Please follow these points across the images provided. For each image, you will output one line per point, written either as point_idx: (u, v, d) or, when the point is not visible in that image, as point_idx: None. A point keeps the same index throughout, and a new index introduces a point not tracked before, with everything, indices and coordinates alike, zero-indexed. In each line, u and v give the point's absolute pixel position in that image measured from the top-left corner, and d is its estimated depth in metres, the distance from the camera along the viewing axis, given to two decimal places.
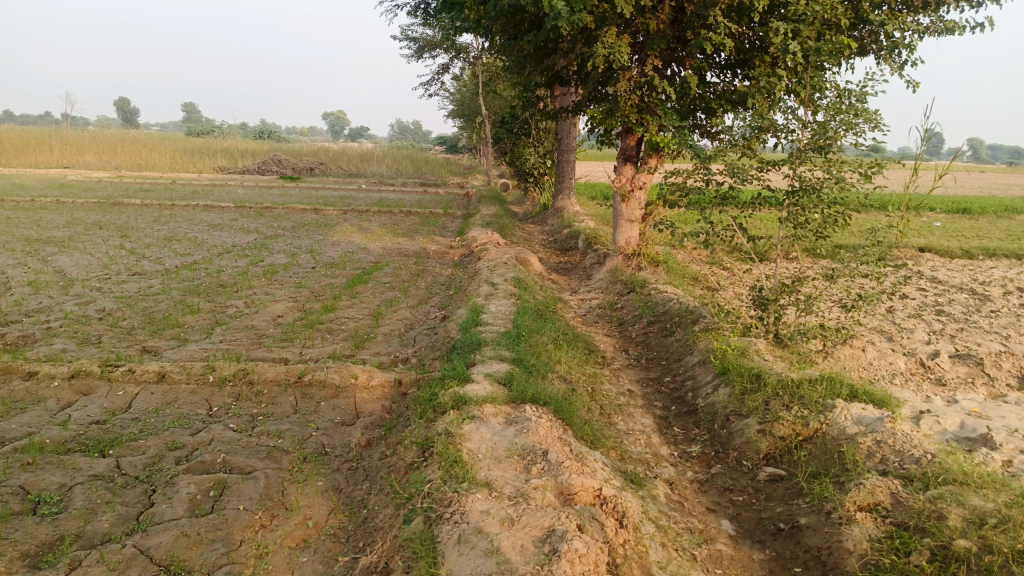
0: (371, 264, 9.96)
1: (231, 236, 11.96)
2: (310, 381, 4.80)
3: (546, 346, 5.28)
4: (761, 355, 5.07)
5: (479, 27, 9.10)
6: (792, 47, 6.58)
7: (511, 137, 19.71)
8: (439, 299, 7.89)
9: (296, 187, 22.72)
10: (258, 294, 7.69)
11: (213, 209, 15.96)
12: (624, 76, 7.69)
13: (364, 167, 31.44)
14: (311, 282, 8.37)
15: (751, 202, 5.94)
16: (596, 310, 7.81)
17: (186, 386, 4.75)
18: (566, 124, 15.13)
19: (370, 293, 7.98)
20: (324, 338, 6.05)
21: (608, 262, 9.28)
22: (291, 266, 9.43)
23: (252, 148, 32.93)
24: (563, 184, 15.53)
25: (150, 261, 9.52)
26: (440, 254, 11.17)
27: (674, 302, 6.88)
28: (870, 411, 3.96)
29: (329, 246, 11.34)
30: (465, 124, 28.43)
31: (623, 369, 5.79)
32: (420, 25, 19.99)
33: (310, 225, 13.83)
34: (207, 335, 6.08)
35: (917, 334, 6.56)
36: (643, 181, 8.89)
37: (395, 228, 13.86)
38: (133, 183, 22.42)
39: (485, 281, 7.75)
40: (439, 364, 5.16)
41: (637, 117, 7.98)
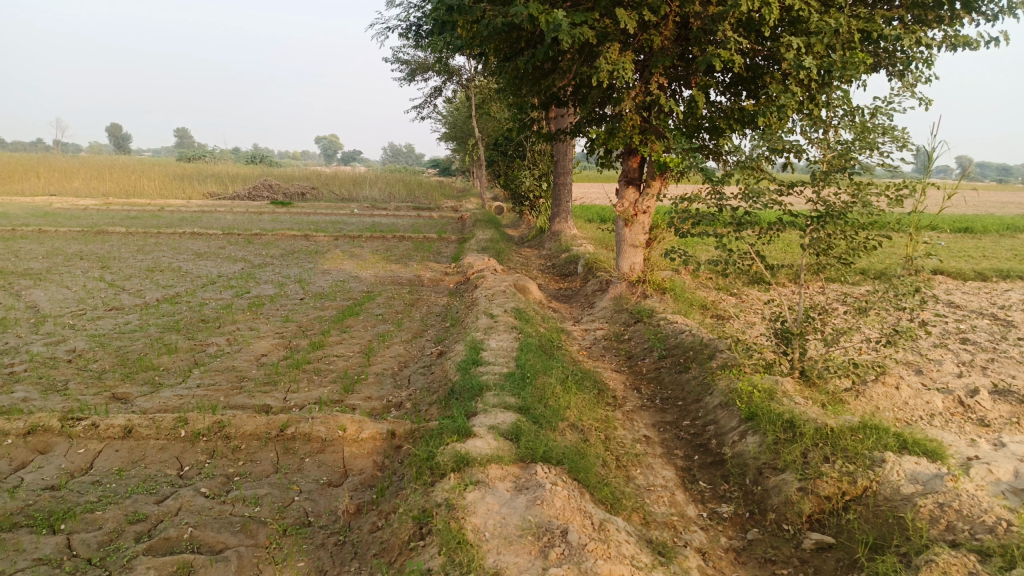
0: (363, 293, 9.50)
1: (217, 266, 11.49)
2: (293, 433, 4.30)
3: (554, 389, 4.82)
4: (791, 397, 4.62)
5: (472, 47, 8.70)
6: (806, 62, 6.21)
7: (506, 159, 19.35)
8: (435, 333, 7.43)
9: (287, 213, 22.30)
10: (242, 330, 7.20)
11: (201, 237, 15.51)
12: (627, 96, 7.32)
13: (357, 191, 31.07)
14: (300, 316, 7.90)
15: (771, 228, 5.51)
16: (602, 342, 7.35)
17: (155, 442, 4.26)
18: (562, 146, 14.79)
19: (362, 326, 7.52)
20: (311, 380, 5.57)
21: (611, 289, 8.85)
22: (278, 297, 8.95)
23: (243, 173, 32.52)
24: (560, 207, 15.14)
25: (129, 294, 9.04)
26: (435, 282, 10.73)
27: (687, 334, 6.43)
28: (924, 466, 3.52)
29: (319, 274, 10.88)
30: (458, 147, 28.14)
31: (637, 411, 5.33)
32: (412, 47, 19.73)
33: (300, 252, 13.39)
34: (184, 379, 5.59)
35: (948, 366, 6.12)
36: (647, 205, 8.49)
37: (388, 255, 13.42)
38: (120, 210, 21.97)
39: (484, 313, 7.29)
40: (436, 411, 4.69)
41: (641, 138, 7.61)
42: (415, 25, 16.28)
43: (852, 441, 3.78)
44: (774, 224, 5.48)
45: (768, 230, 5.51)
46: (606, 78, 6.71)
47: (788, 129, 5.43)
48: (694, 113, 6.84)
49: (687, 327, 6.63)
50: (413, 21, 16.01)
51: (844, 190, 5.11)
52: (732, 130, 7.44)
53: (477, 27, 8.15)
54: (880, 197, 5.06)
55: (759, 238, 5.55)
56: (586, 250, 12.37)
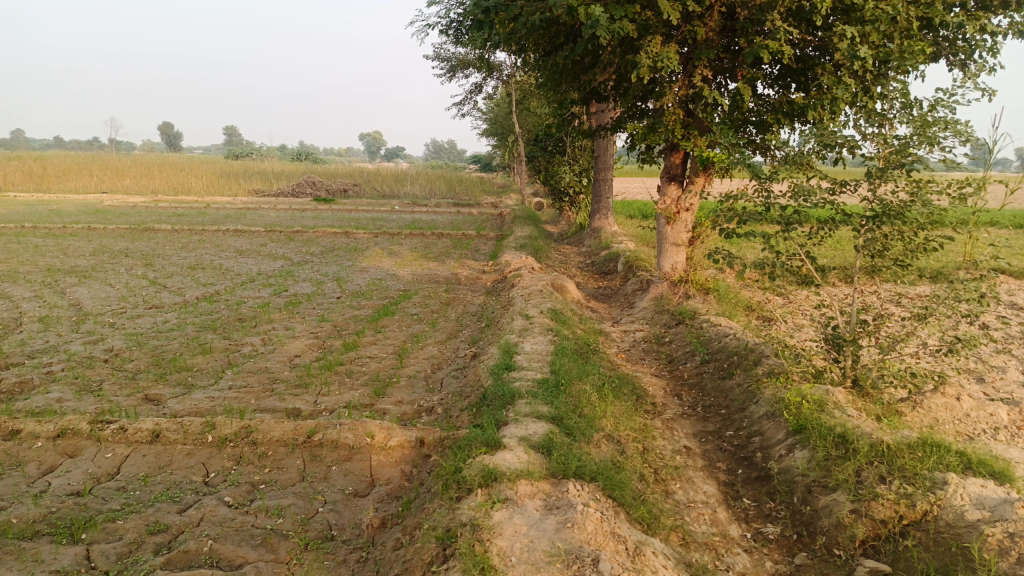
0: (399, 292, 9.42)
1: (257, 263, 11.56)
2: (321, 440, 4.20)
3: (589, 397, 4.62)
4: (843, 409, 4.34)
5: (510, 42, 8.52)
6: (861, 52, 5.87)
7: (546, 154, 19.13)
8: (470, 334, 7.29)
9: (328, 210, 22.46)
10: (277, 330, 7.17)
11: (243, 234, 15.68)
12: (669, 89, 7.05)
13: (398, 188, 31.20)
14: (335, 315, 7.85)
15: (822, 227, 5.21)
16: (642, 345, 7.12)
17: (183, 447, 4.21)
18: (603, 141, 14.51)
19: (396, 327, 7.43)
20: (342, 383, 5.47)
21: (652, 288, 8.60)
22: (315, 296, 8.92)
23: (287, 170, 32.93)
24: (601, 203, 14.88)
25: (169, 293, 9.12)
26: (472, 280, 10.60)
27: (731, 338, 6.17)
28: (992, 489, 3.22)
29: (356, 272, 10.85)
30: (498, 143, 27.99)
31: (677, 419, 5.10)
32: (452, 44, 19.63)
33: (339, 250, 13.41)
34: (216, 381, 5.56)
35: (1013, 375, 5.73)
36: (690, 202, 8.20)
37: (427, 252, 13.35)
38: (167, 208, 22.41)
39: (520, 313, 7.12)
40: (467, 418, 4.54)
41: (684, 133, 7.34)
42: (454, 21, 16.15)
43: (911, 460, 3.50)
44: (825, 223, 5.18)
45: (818, 230, 5.21)
46: (647, 71, 6.46)
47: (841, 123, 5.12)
48: (740, 107, 6.54)
49: (731, 330, 6.36)
50: (453, 17, 15.88)
51: (900, 188, 4.80)
52: (781, 124, 7.10)
53: (514, 23, 7.95)
54: (942, 196, 4.72)
55: (809, 238, 5.26)
56: (626, 248, 12.10)
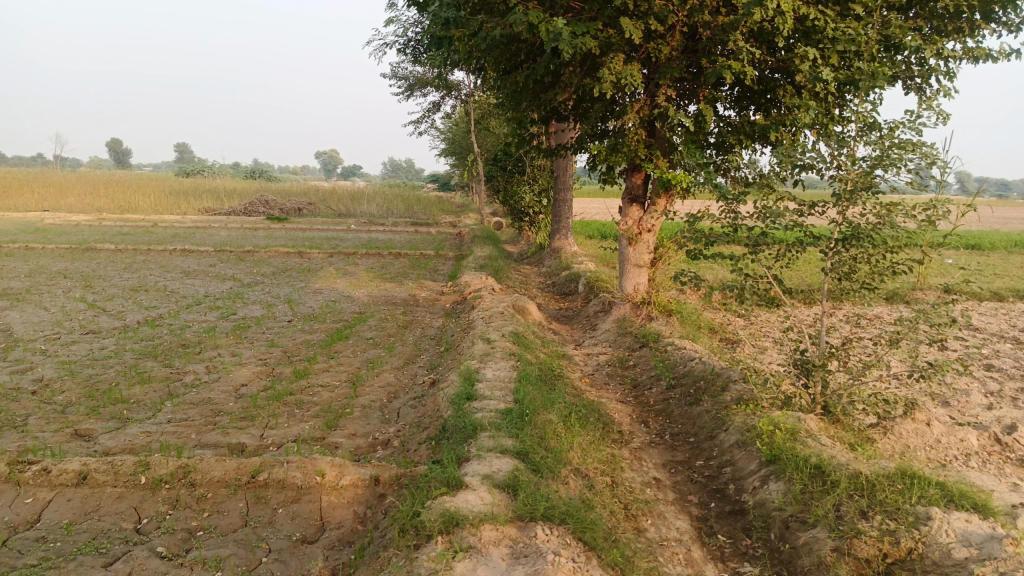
0: (354, 315, 9.09)
1: (205, 285, 11.09)
2: (267, 479, 3.88)
3: (555, 428, 4.40)
4: (816, 437, 4.20)
5: (470, 59, 8.36)
6: (823, 74, 5.85)
7: (504, 174, 19.00)
8: (428, 359, 7.01)
9: (282, 229, 21.93)
10: (223, 357, 6.79)
11: (192, 254, 15.13)
12: (631, 108, 6.94)
13: (354, 207, 30.75)
14: (286, 340, 7.49)
15: (789, 248, 5.11)
16: (606, 369, 6.94)
17: (112, 490, 3.84)
18: (562, 161, 14.44)
19: (351, 352, 7.11)
20: (292, 415, 5.14)
21: (614, 310, 8.45)
22: (265, 320, 8.54)
23: (239, 188, 32.19)
24: (560, 223, 14.77)
25: (109, 316, 8.63)
26: (430, 302, 10.33)
27: (697, 362, 6.03)
28: (977, 524, 3.08)
29: (309, 294, 10.47)
30: (457, 163, 27.82)
31: (644, 448, 4.91)
32: (410, 63, 19.45)
33: (293, 271, 12.99)
34: (154, 413, 5.17)
35: (977, 397, 5.69)
36: (652, 222, 8.10)
37: (383, 273, 13.03)
38: (112, 226, 21.60)
39: (480, 337, 6.88)
40: (426, 452, 4.26)
41: (646, 153, 7.24)
42: (412, 39, 15.98)
43: (891, 494, 3.35)
44: (791, 244, 5.09)
45: (785, 251, 5.11)
46: (610, 89, 6.34)
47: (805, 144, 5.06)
48: (703, 128, 6.45)
49: (697, 354, 6.22)
50: (411, 36, 15.71)
51: (867, 209, 4.75)
52: (743, 146, 7.06)
53: (474, 40, 7.78)
54: (910, 219, 4.66)
55: (776, 260, 5.15)
56: (587, 268, 11.98)
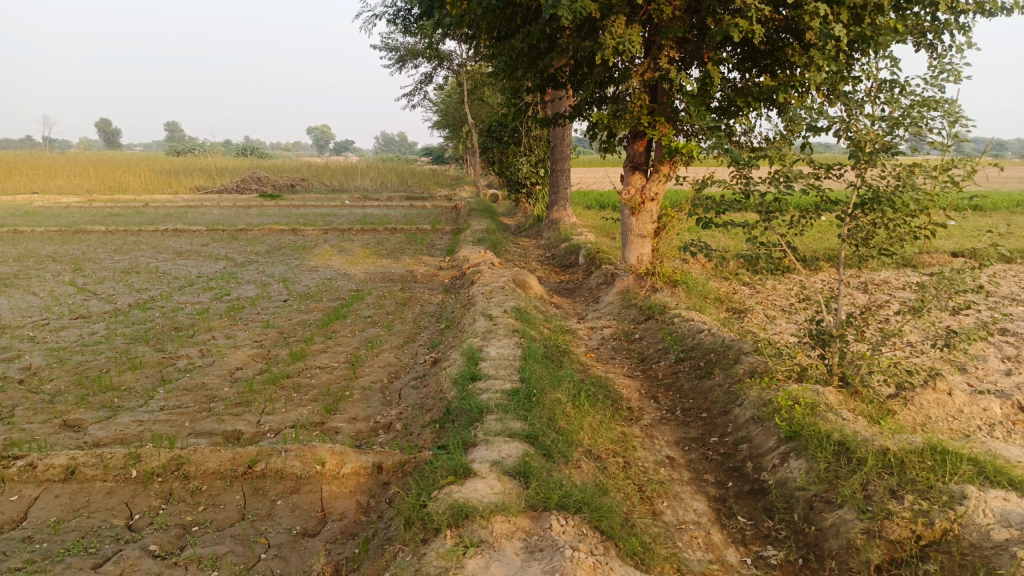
0: (351, 292, 8.88)
1: (198, 266, 10.85)
2: (264, 470, 3.70)
3: (564, 408, 4.22)
4: (837, 411, 4.02)
5: (463, 25, 8.05)
6: (834, 30, 5.59)
7: (500, 145, 18.67)
8: (428, 337, 6.82)
9: (275, 206, 21.61)
10: (217, 340, 6.59)
11: (184, 234, 14.86)
12: (634, 72, 6.66)
13: (348, 182, 30.38)
14: (281, 321, 7.28)
15: (803, 214, 4.92)
16: (611, 343, 6.76)
17: (102, 484, 3.65)
18: (559, 130, 14.13)
19: (349, 331, 6.91)
20: (289, 399, 4.95)
21: (617, 282, 8.25)
22: (260, 300, 8.32)
23: (231, 165, 31.74)
24: (558, 194, 14.51)
25: (99, 300, 8.40)
26: (428, 278, 10.12)
27: (706, 334, 5.84)
28: (1015, 502, 2.92)
29: (304, 272, 10.25)
30: (451, 135, 27.40)
31: (656, 425, 4.74)
32: (401, 33, 18.99)
33: (287, 248, 12.75)
34: (146, 401, 4.98)
35: (995, 363, 5.53)
36: (655, 191, 7.87)
37: (379, 248, 12.78)
38: (102, 208, 21.26)
39: (482, 313, 6.68)
40: (430, 437, 4.09)
41: (649, 119, 6.98)
42: (402, 9, 15.54)
43: (922, 472, 3.19)
44: (806, 210, 4.90)
45: (799, 217, 4.92)
46: (611, 53, 6.05)
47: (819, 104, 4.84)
48: (710, 90, 6.19)
49: (706, 325, 6.03)
50: (401, 5, 15.27)
51: (886, 171, 4.54)
52: (749, 108, 6.82)
53: (467, 2, 7.47)
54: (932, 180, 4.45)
55: (789, 226, 4.96)
56: (587, 239, 11.76)
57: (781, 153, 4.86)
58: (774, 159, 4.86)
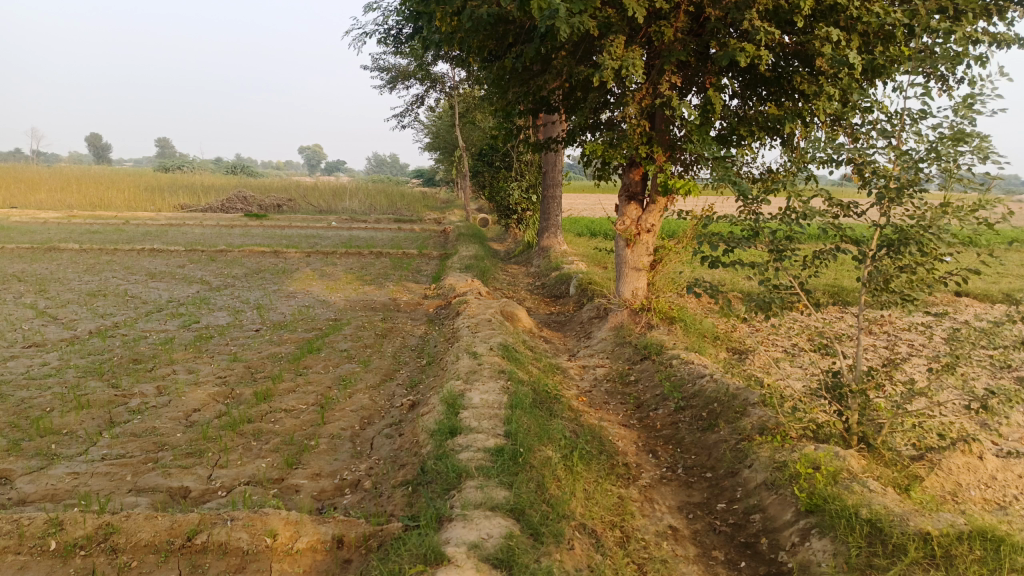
0: (329, 322, 8.38)
1: (169, 289, 10.32)
2: (205, 543, 3.17)
3: (554, 470, 3.73)
4: (862, 480, 3.57)
5: (453, 44, 7.66)
6: (850, 57, 5.21)
7: (490, 170, 18.27)
8: (408, 375, 6.32)
9: (259, 227, 21.10)
10: (177, 376, 6.06)
11: (160, 255, 14.31)
12: (633, 98, 6.22)
13: (335, 203, 29.92)
14: (250, 354, 6.76)
15: (818, 253, 4.50)
16: (604, 385, 6.29)
17: (13, 558, 3.09)
18: (552, 156, 13.78)
19: (322, 367, 6.41)
20: (247, 449, 4.43)
21: (610, 317, 7.81)
22: (230, 330, 7.79)
23: (217, 183, 31.21)
24: (549, 221, 14.10)
25: (57, 326, 7.84)
26: (412, 307, 9.64)
27: (709, 381, 5.38)
28: None
29: (281, 299, 9.73)
30: (442, 158, 27.07)
31: (655, 486, 4.26)
32: (393, 54, 18.68)
33: (266, 272, 12.23)
34: (87, 448, 4.44)
35: (1021, 417, 5.10)
36: (652, 222, 7.46)
37: (363, 274, 12.29)
38: (81, 224, 20.66)
39: (466, 351, 6.20)
40: (401, 502, 3.58)
41: (647, 148, 6.55)
42: (392, 29, 15.20)
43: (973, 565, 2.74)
44: (821, 249, 4.48)
45: (814, 258, 4.50)
46: (610, 76, 5.63)
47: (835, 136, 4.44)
48: (714, 118, 5.78)
49: (708, 371, 5.57)
50: (393, 25, 14.93)
51: (911, 210, 4.14)
52: (753, 138, 6.44)
53: (458, 19, 7.09)
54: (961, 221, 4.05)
55: (804, 266, 4.53)
56: (578, 269, 11.32)
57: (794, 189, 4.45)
58: (785, 193, 4.45)
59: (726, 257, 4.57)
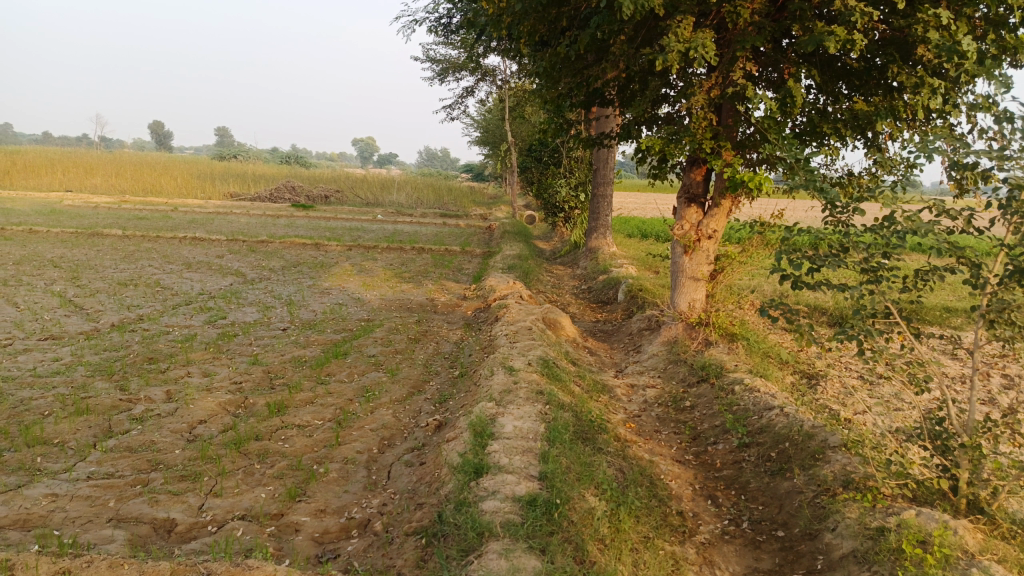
0: (361, 323, 7.90)
1: (202, 281, 10.00)
2: None
3: (597, 529, 3.10)
4: (982, 565, 2.86)
5: (501, 27, 7.05)
6: (962, 44, 4.43)
7: (538, 166, 17.64)
8: (438, 388, 5.76)
9: (304, 218, 20.89)
10: (190, 380, 5.61)
11: (200, 244, 14.08)
12: (701, 87, 5.52)
13: (382, 196, 29.71)
14: (271, 357, 6.30)
15: (924, 273, 3.76)
16: (655, 410, 5.62)
17: None
18: (604, 153, 13.11)
19: (346, 374, 5.89)
20: (247, 475, 3.92)
21: (663, 330, 7.14)
22: (255, 328, 7.36)
23: (267, 173, 31.30)
24: (598, 221, 13.41)
25: (80, 318, 7.52)
26: (449, 308, 9.11)
27: (779, 415, 4.68)
28: None
29: (314, 295, 9.29)
30: (490, 152, 26.56)
31: (716, 544, 3.61)
32: (444, 45, 18.20)
33: (304, 265, 11.86)
34: (74, 465, 3.98)
35: None
36: (714, 227, 6.75)
37: (402, 270, 11.82)
38: (131, 210, 20.75)
39: (501, 364, 5.61)
40: (412, 558, 3.01)
41: (714, 145, 5.84)
42: (442, 17, 14.67)
43: None
44: (928, 268, 3.75)
45: (919, 278, 3.76)
46: (676, 62, 4.94)
47: (940, 133, 3.70)
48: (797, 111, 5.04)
49: (777, 403, 4.87)
50: (443, 13, 14.41)
51: None
52: (835, 137, 5.71)
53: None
54: None
55: (905, 291, 3.79)
56: (627, 274, 10.64)
57: (891, 195, 3.74)
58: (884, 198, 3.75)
59: (809, 276, 3.86)
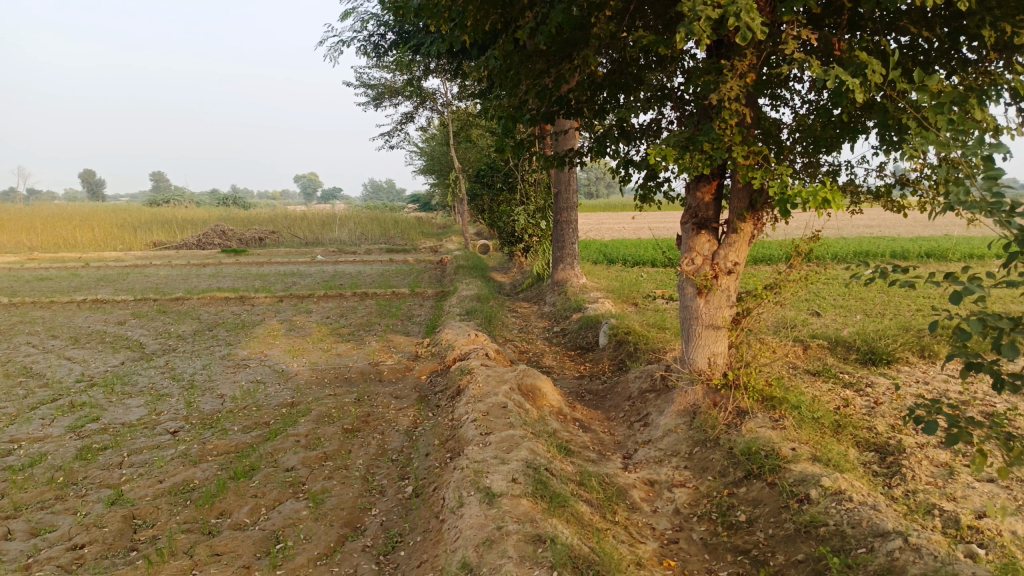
0: (283, 410, 6.06)
1: (85, 362, 7.97)
2: None
3: None
4: None
5: (436, 18, 5.36)
6: None
7: (488, 191, 15.97)
8: (383, 522, 3.99)
9: (233, 265, 18.80)
10: (5, 550, 3.72)
11: (100, 308, 11.96)
12: (731, 72, 3.96)
13: (323, 234, 27.74)
14: (142, 488, 4.42)
15: None
16: (696, 530, 3.97)
17: None
18: (565, 173, 11.59)
19: (250, 510, 4.08)
20: None
21: (675, 395, 5.49)
22: (133, 434, 5.46)
23: (196, 217, 28.98)
24: (564, 250, 11.83)
25: None
26: (398, 375, 7.35)
27: (906, 552, 3.09)
28: None
29: (227, 372, 7.40)
30: (436, 181, 24.92)
31: None
32: (379, 69, 16.51)
33: (221, 327, 9.93)
34: None
35: None
36: (734, 258, 5.17)
37: (340, 325, 10.00)
38: (34, 270, 18.31)
39: (473, 483, 3.87)
40: None
41: (747, 150, 4.26)
42: (372, 35, 12.90)
43: None
44: None
45: None
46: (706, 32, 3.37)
47: None
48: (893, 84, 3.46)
49: (893, 526, 3.27)
50: (374, 30, 12.66)
51: None
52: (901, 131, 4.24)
53: None
54: None
55: None
56: (606, 312, 9.06)
57: None
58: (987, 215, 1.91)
59: None
